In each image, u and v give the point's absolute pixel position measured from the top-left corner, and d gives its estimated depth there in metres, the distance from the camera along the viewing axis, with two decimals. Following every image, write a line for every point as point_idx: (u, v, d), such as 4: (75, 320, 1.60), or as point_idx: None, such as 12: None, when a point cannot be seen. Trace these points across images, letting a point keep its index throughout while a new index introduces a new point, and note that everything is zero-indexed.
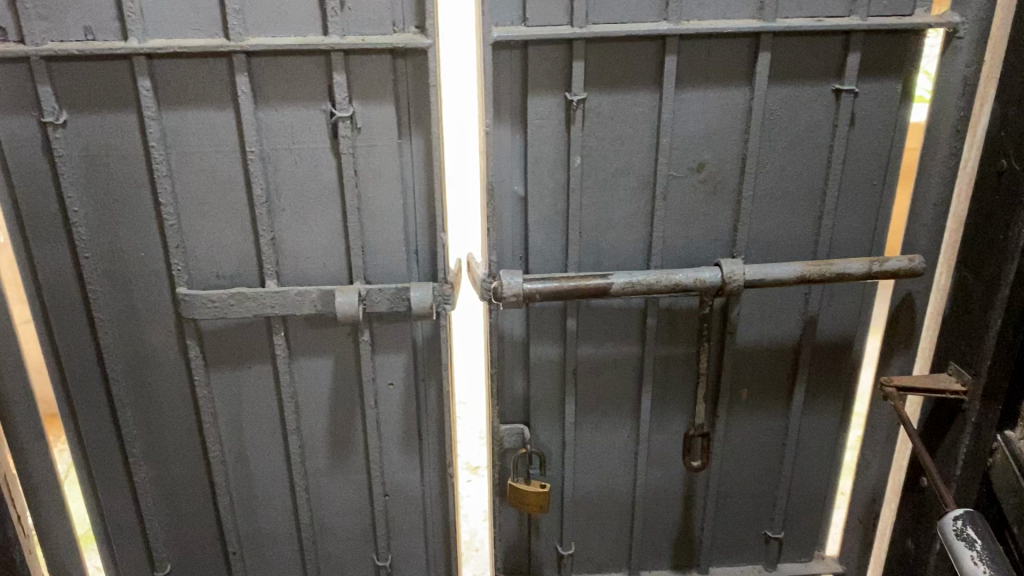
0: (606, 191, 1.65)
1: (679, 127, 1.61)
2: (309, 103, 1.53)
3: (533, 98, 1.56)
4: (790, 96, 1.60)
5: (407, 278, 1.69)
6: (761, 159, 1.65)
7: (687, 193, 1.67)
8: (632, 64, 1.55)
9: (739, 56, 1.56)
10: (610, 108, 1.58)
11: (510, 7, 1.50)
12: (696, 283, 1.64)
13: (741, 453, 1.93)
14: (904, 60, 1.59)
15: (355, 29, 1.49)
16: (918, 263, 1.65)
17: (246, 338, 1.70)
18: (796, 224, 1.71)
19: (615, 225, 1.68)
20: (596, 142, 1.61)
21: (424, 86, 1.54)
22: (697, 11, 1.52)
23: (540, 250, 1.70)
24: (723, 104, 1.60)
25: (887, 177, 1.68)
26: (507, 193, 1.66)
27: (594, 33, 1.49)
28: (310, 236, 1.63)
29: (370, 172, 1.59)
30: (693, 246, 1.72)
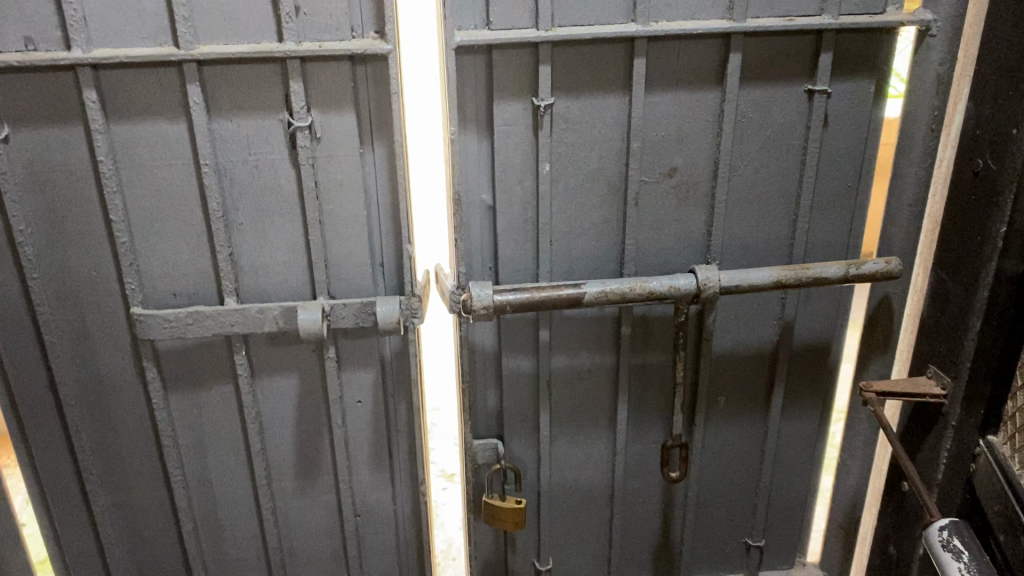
0: (576, 198, 1.60)
1: (650, 131, 1.56)
2: (266, 112, 1.46)
3: (499, 103, 1.51)
4: (762, 98, 1.56)
5: (373, 292, 1.63)
6: (734, 163, 1.61)
7: (660, 198, 1.62)
8: (601, 67, 1.51)
9: (710, 57, 1.52)
10: (579, 112, 1.54)
11: (473, 10, 1.45)
12: (671, 291, 1.60)
13: (720, 461, 1.89)
14: (877, 59, 1.55)
15: (311, 35, 1.43)
16: (896, 265, 1.62)
17: (206, 358, 1.63)
18: (771, 227, 1.67)
19: (586, 231, 1.63)
20: (565, 149, 1.56)
21: (386, 94, 1.48)
22: (667, 13, 1.48)
23: (510, 260, 1.65)
24: (693, 107, 1.55)
25: (862, 178, 1.65)
26: (475, 202, 1.60)
27: (561, 36, 1.44)
28: (271, 252, 1.57)
29: (332, 183, 1.53)
30: (666, 251, 1.67)
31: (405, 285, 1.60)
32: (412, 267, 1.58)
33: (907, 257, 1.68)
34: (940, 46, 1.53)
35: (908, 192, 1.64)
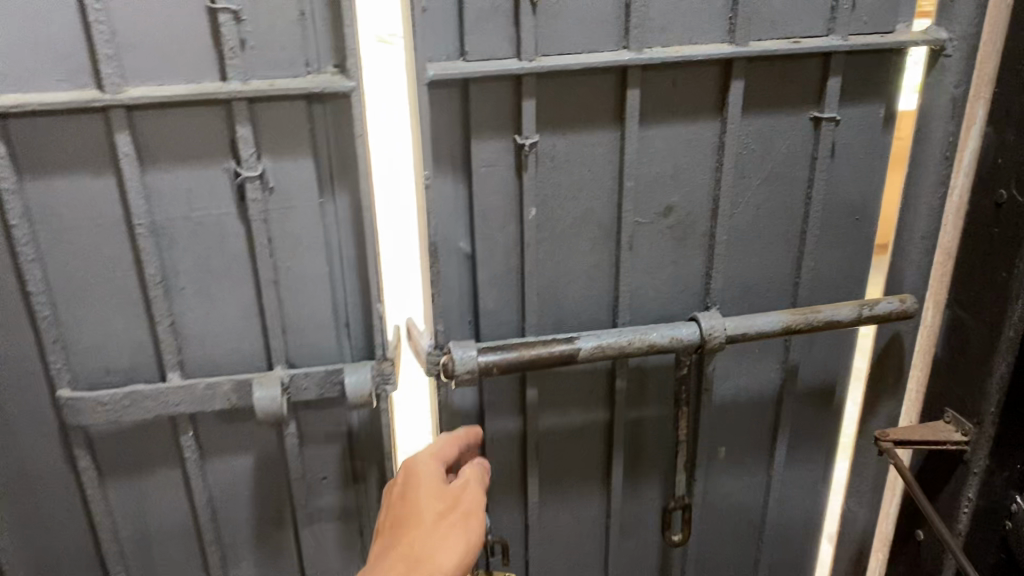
0: (564, 244, 1.46)
1: (644, 168, 1.43)
2: (208, 161, 1.26)
3: (477, 142, 1.35)
4: (765, 127, 1.44)
5: (338, 358, 1.44)
6: (733, 200, 1.48)
7: (655, 239, 1.49)
8: (589, 101, 1.37)
9: (707, 87, 1.40)
10: (566, 150, 1.39)
11: (447, 39, 1.29)
12: (673, 343, 1.45)
13: (720, 514, 1.75)
14: (887, 81, 1.44)
15: (260, 72, 1.23)
16: (910, 302, 1.51)
17: (148, 441, 1.42)
18: (774, 269, 1.56)
19: (575, 278, 1.49)
20: (552, 190, 1.41)
21: (348, 135, 1.30)
22: (660, 38, 1.34)
23: (491, 313, 1.49)
24: (689, 141, 1.43)
25: (868, 210, 1.54)
26: (452, 250, 1.44)
27: (547, 67, 1.29)
28: (218, 319, 1.36)
29: (288, 238, 1.34)
30: (662, 297, 1.54)
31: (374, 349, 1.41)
32: (383, 328, 1.39)
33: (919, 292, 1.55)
34: (955, 67, 1.40)
35: (920, 223, 1.50)
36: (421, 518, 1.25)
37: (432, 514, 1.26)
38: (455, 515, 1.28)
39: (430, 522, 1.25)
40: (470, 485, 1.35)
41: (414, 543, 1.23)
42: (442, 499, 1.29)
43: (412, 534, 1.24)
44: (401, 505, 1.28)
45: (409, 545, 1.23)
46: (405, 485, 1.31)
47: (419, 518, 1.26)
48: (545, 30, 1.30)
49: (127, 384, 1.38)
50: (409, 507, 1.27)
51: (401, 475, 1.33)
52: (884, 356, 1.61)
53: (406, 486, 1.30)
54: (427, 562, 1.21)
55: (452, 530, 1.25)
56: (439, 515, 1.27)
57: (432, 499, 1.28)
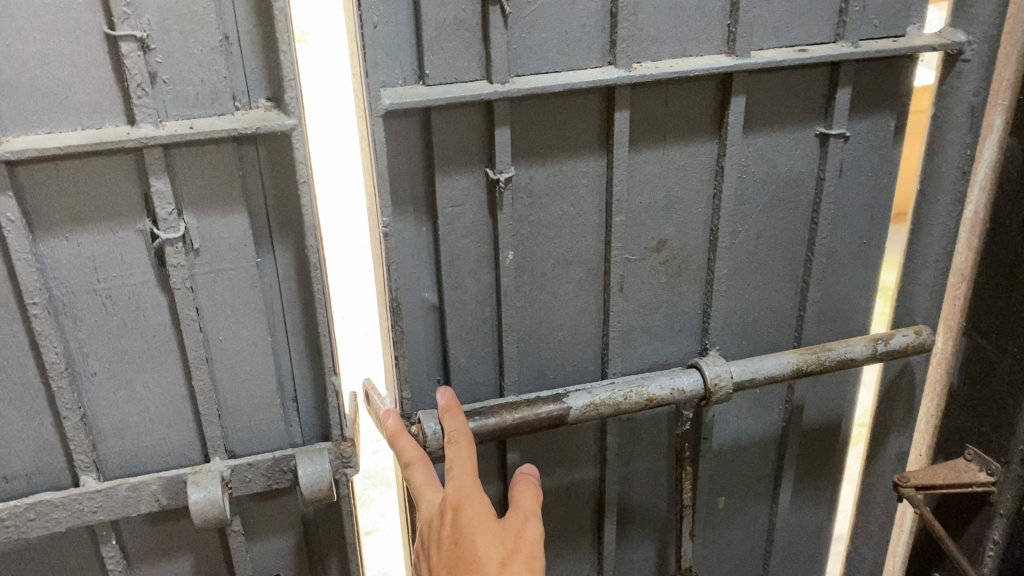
0: (546, 287, 1.31)
1: (634, 200, 1.30)
2: (117, 223, 1.03)
3: (441, 179, 1.18)
4: (767, 145, 1.34)
5: (287, 440, 1.22)
6: (734, 227, 1.39)
7: (646, 277, 1.37)
8: (572, 123, 1.22)
9: (704, 102, 1.28)
10: (546, 182, 1.24)
11: (402, 60, 1.11)
12: (674, 395, 1.29)
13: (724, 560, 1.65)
14: (899, 91, 1.37)
15: (176, 112, 1.00)
16: (927, 334, 1.39)
17: (61, 554, 1.18)
18: (775, 299, 1.48)
19: (558, 325, 1.35)
20: (530, 229, 1.26)
21: (290, 181, 1.08)
22: (652, 51, 1.21)
23: (465, 369, 1.33)
24: (684, 165, 1.31)
25: (876, 235, 1.48)
26: (416, 301, 1.27)
27: (523, 90, 1.13)
28: (141, 407, 1.13)
29: (221, 306, 1.11)
30: (655, 340, 1.44)
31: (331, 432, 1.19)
32: (340, 405, 1.18)
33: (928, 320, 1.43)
34: (970, 74, 1.28)
35: (936, 245, 1.38)
36: (481, 567, 0.99)
37: (493, 560, 1.00)
38: (519, 558, 1.01)
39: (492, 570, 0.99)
40: (523, 517, 1.08)
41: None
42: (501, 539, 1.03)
43: None
44: (452, 549, 1.01)
45: None
46: (450, 523, 1.03)
47: (479, 568, 0.99)
48: (520, 49, 1.14)
49: (32, 490, 1.14)
50: (463, 552, 1.00)
51: (442, 508, 1.05)
52: (891, 386, 1.49)
53: (452, 525, 1.03)
54: None
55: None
56: (501, 560, 1.01)
57: (487, 540, 1.02)
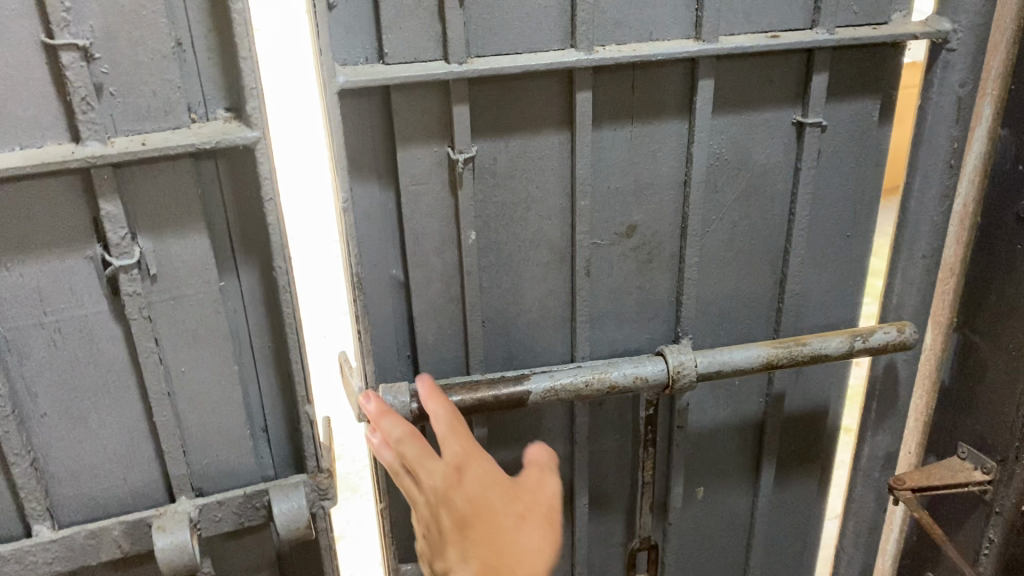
0: (510, 269, 1.31)
1: (601, 183, 1.30)
2: (63, 251, 0.93)
3: (400, 153, 1.17)
4: (740, 132, 1.33)
5: (257, 472, 1.14)
6: (708, 215, 1.38)
7: (615, 262, 1.37)
8: (535, 105, 1.21)
9: (673, 87, 1.27)
10: (510, 161, 1.24)
11: (362, 39, 1.10)
12: (636, 382, 1.28)
13: (709, 540, 1.69)
14: (881, 76, 1.35)
15: (124, 127, 0.91)
16: (909, 331, 1.35)
17: None
18: (754, 288, 1.47)
19: (528, 307, 1.35)
20: (494, 212, 1.26)
21: (253, 195, 0.99)
22: (616, 34, 1.20)
23: (432, 347, 1.33)
24: (654, 152, 1.30)
25: (859, 228, 1.46)
26: (381, 277, 1.27)
27: (482, 70, 1.12)
28: (97, 446, 1.04)
29: (182, 336, 1.02)
30: (626, 325, 1.43)
31: (307, 464, 1.11)
32: (315, 435, 1.10)
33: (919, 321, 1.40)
34: (962, 63, 1.23)
35: (922, 240, 1.33)
36: (502, 526, 1.06)
37: (510, 515, 1.08)
38: (534, 514, 1.10)
39: (515, 529, 1.07)
40: (533, 479, 1.16)
41: (503, 559, 1.04)
42: (513, 498, 1.11)
43: (498, 543, 1.05)
44: (468, 508, 1.06)
45: (492, 556, 1.04)
46: (462, 486, 1.07)
47: (498, 522, 1.07)
48: (478, 28, 1.13)
49: None
50: (481, 512, 1.06)
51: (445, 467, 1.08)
52: (878, 385, 1.44)
53: (466, 489, 1.07)
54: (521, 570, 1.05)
55: (537, 529, 1.08)
56: (518, 515, 1.09)
57: (503, 499, 1.09)
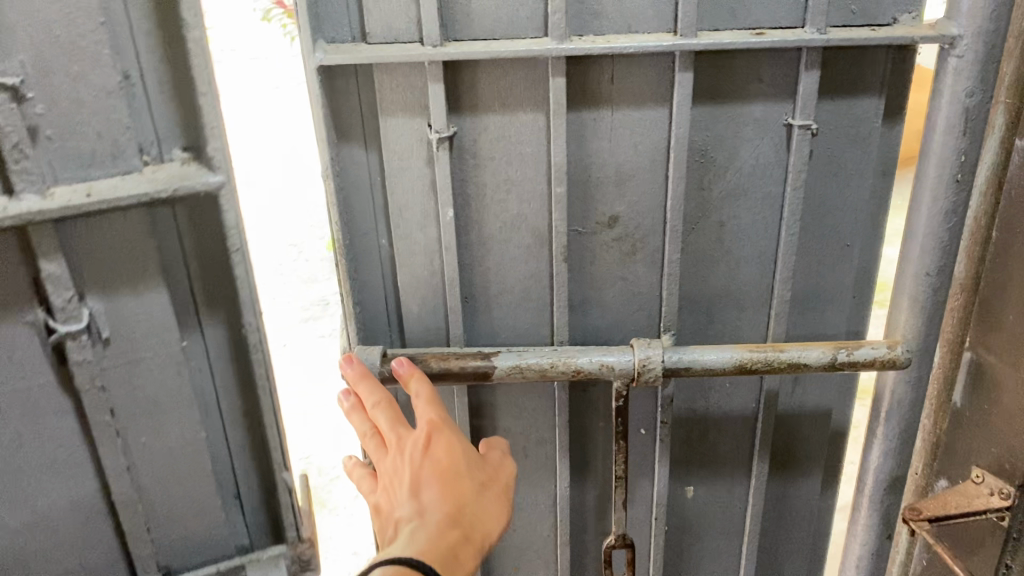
0: (499, 245, 1.73)
1: (579, 166, 1.69)
2: (14, 318, 1.22)
3: (386, 120, 1.58)
4: (724, 128, 1.59)
5: (222, 478, 1.48)
6: (717, 212, 1.66)
7: (593, 241, 1.76)
8: (503, 81, 1.59)
9: (660, 74, 1.61)
10: (493, 146, 1.63)
11: (350, 24, 1.50)
12: (605, 368, 1.53)
13: (701, 511, 1.90)
14: (867, 82, 1.51)
15: (65, 175, 1.17)
16: (900, 351, 1.42)
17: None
18: (748, 268, 1.72)
19: (513, 287, 1.77)
20: (475, 188, 1.67)
21: (210, 233, 1.30)
22: (593, 28, 1.55)
23: (418, 316, 1.78)
24: (637, 142, 1.67)
25: (866, 241, 1.66)
26: (373, 245, 1.72)
27: (449, 51, 1.48)
28: (65, 496, 1.36)
29: (139, 399, 1.34)
30: (609, 298, 1.82)
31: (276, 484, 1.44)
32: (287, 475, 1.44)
33: (924, 338, 1.43)
34: (966, 71, 1.26)
35: (930, 253, 1.37)
36: (468, 486, 1.35)
37: (476, 483, 1.37)
38: (494, 485, 1.40)
39: (473, 493, 1.35)
40: (496, 459, 1.45)
41: (467, 513, 1.32)
42: (482, 470, 1.40)
43: (467, 503, 1.33)
44: (435, 472, 1.35)
45: (461, 516, 1.31)
46: (434, 443, 1.37)
47: (467, 487, 1.34)
48: (459, 19, 1.52)
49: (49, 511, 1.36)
50: (451, 470, 1.35)
51: (416, 438, 1.38)
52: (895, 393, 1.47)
53: (436, 446, 1.37)
54: (482, 532, 1.32)
55: (495, 499, 1.37)
56: (482, 484, 1.38)
57: (471, 465, 1.38)
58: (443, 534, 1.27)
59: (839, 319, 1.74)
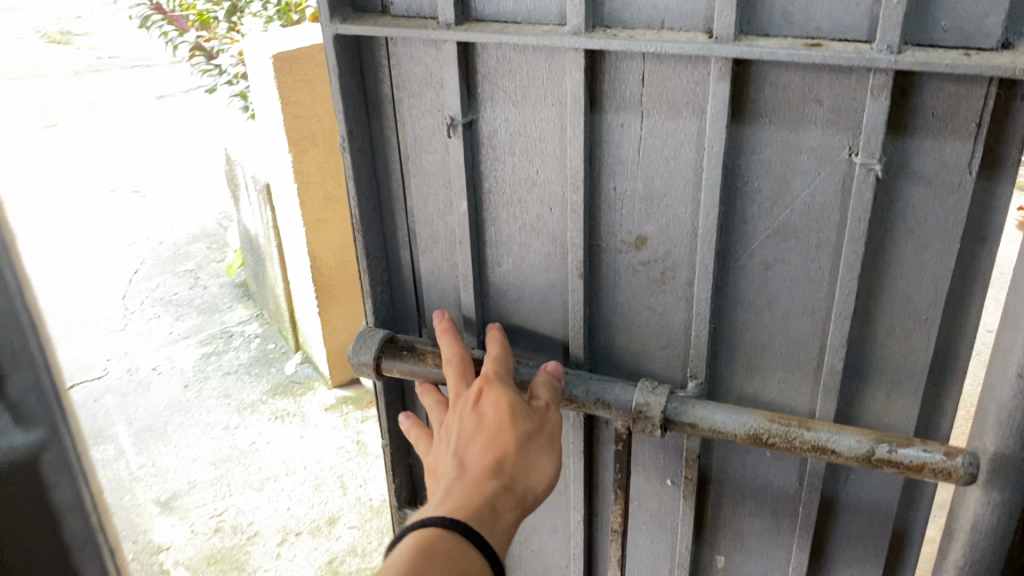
0: (515, 251, 1.65)
1: (614, 183, 1.47)
2: None
3: (404, 99, 1.62)
4: (772, 155, 1.32)
5: None
6: (760, 254, 1.41)
7: (631, 273, 1.54)
8: (519, 70, 1.47)
9: (700, 80, 1.33)
10: (510, 142, 1.54)
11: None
12: (597, 402, 1.52)
13: (730, 562, 1.72)
14: (959, 117, 1.19)
15: None
16: (956, 462, 1.29)
17: None
18: (797, 325, 1.44)
19: (530, 295, 1.67)
20: (487, 186, 1.60)
21: None
22: (626, 17, 1.33)
23: (437, 307, 1.82)
24: (671, 167, 1.41)
25: (942, 315, 1.34)
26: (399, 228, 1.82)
27: (458, 33, 1.44)
28: None
29: None
30: (640, 334, 1.59)
31: None
32: None
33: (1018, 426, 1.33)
34: None
35: None
36: (517, 430, 1.39)
37: (523, 433, 1.39)
38: (543, 437, 1.41)
39: (517, 445, 1.37)
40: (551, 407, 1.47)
41: (509, 460, 1.35)
42: (530, 421, 1.42)
43: (499, 452, 1.36)
44: (482, 425, 1.40)
45: (483, 465, 1.33)
46: (481, 402, 1.45)
47: (512, 433, 1.38)
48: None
49: None
50: (496, 417, 1.40)
51: (468, 395, 1.47)
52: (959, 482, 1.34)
53: (485, 401, 1.44)
54: (522, 483, 1.33)
55: (540, 450, 1.39)
56: (528, 435, 1.39)
57: (520, 412, 1.42)
58: (480, 484, 1.29)
59: (906, 406, 1.42)
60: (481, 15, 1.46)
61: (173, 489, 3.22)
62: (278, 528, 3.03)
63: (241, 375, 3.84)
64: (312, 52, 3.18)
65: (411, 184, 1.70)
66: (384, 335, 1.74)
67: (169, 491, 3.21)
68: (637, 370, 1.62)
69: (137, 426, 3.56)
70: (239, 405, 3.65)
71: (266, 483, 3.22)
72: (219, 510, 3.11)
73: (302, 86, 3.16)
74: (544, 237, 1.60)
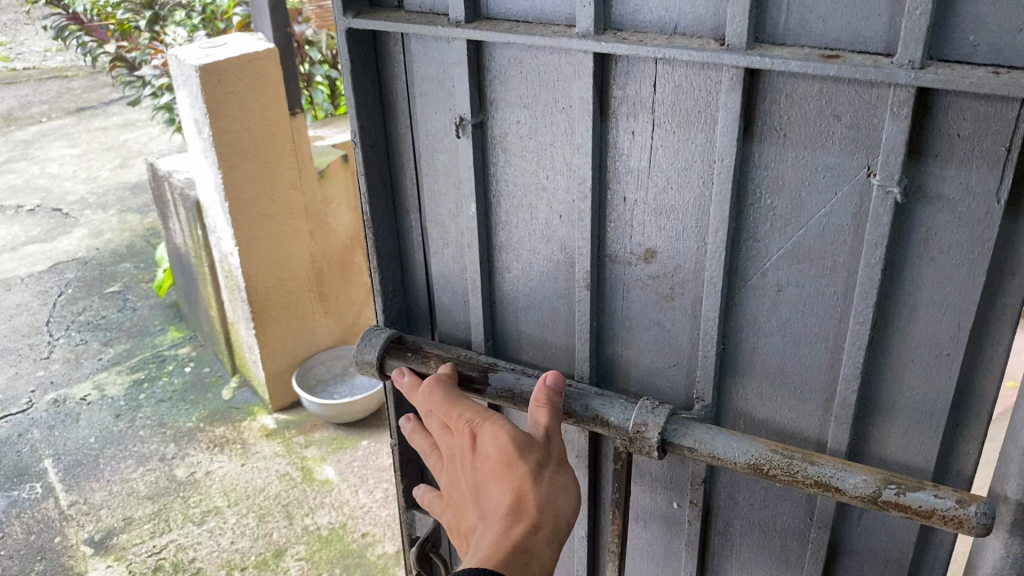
0: (522, 257, 1.59)
1: (622, 194, 1.41)
2: None
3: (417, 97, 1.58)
4: (787, 171, 1.24)
5: None
6: (771, 274, 1.33)
7: (640, 287, 1.47)
8: (530, 73, 1.41)
9: (711, 90, 1.25)
10: (519, 145, 1.49)
11: None
12: (596, 418, 1.45)
13: None
14: (989, 138, 1.09)
15: None
16: (968, 511, 1.20)
17: None
18: (810, 353, 1.35)
19: (538, 304, 1.62)
20: (496, 190, 1.56)
21: None
22: (638, 21, 1.27)
23: (448, 309, 1.78)
24: (679, 180, 1.34)
25: (966, 352, 1.23)
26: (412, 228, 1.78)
27: (468, 32, 1.40)
28: None
29: None
30: (647, 351, 1.52)
31: None
32: None
33: None
34: None
35: None
36: (525, 463, 1.30)
37: (532, 462, 1.30)
38: (553, 462, 1.32)
39: (533, 479, 1.28)
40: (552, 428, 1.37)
41: (530, 497, 1.27)
42: (534, 448, 1.33)
43: (516, 492, 1.27)
44: (492, 468, 1.31)
45: (506, 513, 1.26)
46: (478, 445, 1.35)
47: (521, 468, 1.29)
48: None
49: None
50: (501, 455, 1.31)
51: (463, 440, 1.38)
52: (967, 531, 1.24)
53: (483, 443, 1.35)
54: (550, 515, 1.26)
55: (557, 475, 1.31)
56: (538, 463, 1.31)
57: (521, 442, 1.32)
58: (509, 533, 1.23)
59: (925, 444, 1.32)
60: (493, 12, 1.41)
61: (107, 528, 3.26)
62: (221, 563, 3.09)
63: (176, 403, 3.97)
64: (238, 65, 3.27)
65: (421, 184, 1.66)
66: (391, 336, 1.71)
67: (103, 530, 3.25)
68: (644, 388, 1.56)
69: (61, 462, 3.63)
70: (174, 434, 3.75)
71: (206, 516, 3.29)
72: (158, 546, 3.17)
73: (231, 99, 3.28)
74: (552, 245, 1.53)
